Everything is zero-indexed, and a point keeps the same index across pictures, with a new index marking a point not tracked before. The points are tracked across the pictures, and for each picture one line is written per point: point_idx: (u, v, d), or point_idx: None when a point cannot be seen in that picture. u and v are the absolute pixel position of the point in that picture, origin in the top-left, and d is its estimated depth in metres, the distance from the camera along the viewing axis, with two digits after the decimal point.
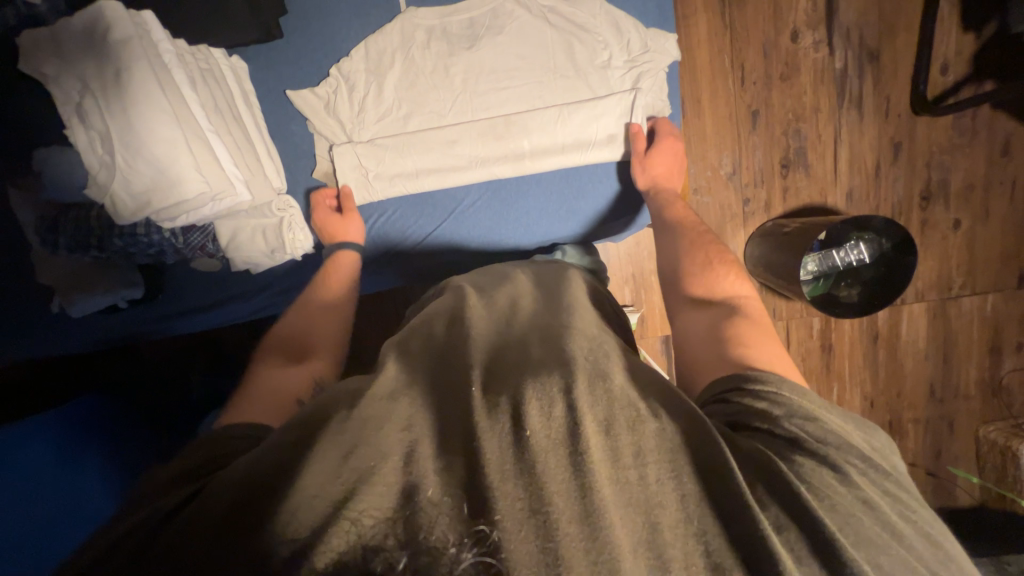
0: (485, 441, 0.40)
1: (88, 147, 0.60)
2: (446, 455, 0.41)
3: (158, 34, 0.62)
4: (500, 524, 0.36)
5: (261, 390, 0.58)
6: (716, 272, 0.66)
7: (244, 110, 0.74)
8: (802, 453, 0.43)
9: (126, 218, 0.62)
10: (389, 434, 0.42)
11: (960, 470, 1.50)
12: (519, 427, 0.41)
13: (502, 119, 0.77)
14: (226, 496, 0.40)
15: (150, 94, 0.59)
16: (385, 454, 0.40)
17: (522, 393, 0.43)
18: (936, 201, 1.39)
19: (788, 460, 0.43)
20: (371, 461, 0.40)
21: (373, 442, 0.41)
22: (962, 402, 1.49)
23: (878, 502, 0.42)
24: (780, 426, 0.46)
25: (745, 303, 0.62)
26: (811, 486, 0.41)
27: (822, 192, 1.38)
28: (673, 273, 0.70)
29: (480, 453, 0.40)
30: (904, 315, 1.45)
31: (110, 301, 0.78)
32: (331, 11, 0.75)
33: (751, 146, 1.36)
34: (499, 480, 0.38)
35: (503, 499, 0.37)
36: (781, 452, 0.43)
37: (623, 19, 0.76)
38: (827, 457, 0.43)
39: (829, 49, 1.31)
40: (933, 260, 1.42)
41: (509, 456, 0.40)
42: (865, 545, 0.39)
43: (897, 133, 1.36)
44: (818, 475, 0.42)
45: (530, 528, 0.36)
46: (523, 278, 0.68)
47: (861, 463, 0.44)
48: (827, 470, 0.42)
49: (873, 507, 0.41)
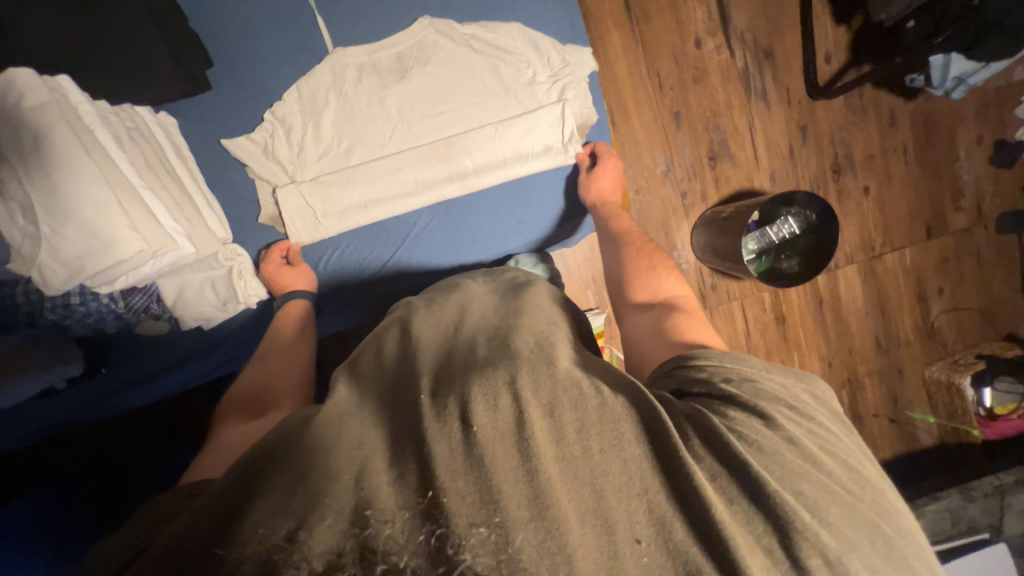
0: (436, 443, 0.40)
1: (7, 220, 0.57)
2: (399, 464, 0.40)
3: (79, 98, 0.59)
4: (455, 522, 0.36)
5: (225, 449, 0.54)
6: (654, 274, 0.71)
7: (177, 162, 0.73)
8: (736, 408, 0.46)
9: (57, 287, 0.59)
10: (338, 455, 0.40)
11: (917, 412, 1.62)
12: (468, 423, 0.40)
13: (442, 142, 0.80)
14: (154, 558, 0.36)
15: (74, 158, 0.57)
16: (335, 474, 0.39)
17: (467, 391, 0.43)
18: (845, 172, 1.54)
19: (721, 414, 0.45)
20: (319, 484, 0.38)
21: (321, 467, 0.39)
22: (906, 350, 1.62)
23: (804, 441, 0.44)
24: (717, 387, 0.48)
25: (680, 298, 0.67)
26: (741, 434, 0.43)
27: (748, 177, 1.51)
28: (617, 279, 0.74)
29: (432, 457, 0.39)
30: (840, 278, 1.58)
31: (45, 383, 0.72)
32: (258, 58, 0.76)
33: (679, 144, 1.47)
34: (449, 478, 0.38)
35: (456, 497, 0.37)
36: (715, 407, 0.46)
37: (541, 39, 0.82)
38: (757, 408, 0.45)
39: (729, 50, 1.45)
40: (854, 225, 1.57)
41: (459, 454, 0.39)
42: (791, 481, 0.41)
43: (800, 118, 1.51)
44: (748, 424, 0.44)
45: (483, 522, 0.36)
46: (472, 286, 0.68)
47: (788, 410, 0.46)
48: (756, 419, 0.45)
49: (799, 445, 0.43)
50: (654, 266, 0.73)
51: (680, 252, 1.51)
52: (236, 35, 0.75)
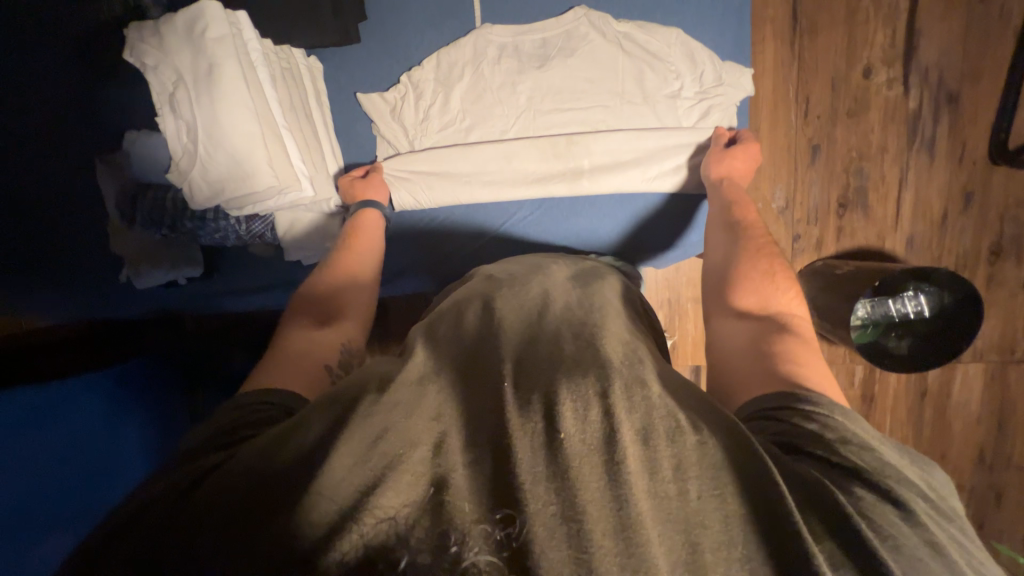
0: (518, 439, 0.40)
1: (174, 134, 0.65)
2: (476, 447, 0.40)
3: (250, 36, 0.65)
4: (534, 530, 0.36)
5: (291, 355, 0.58)
6: (772, 285, 0.63)
7: (316, 107, 0.78)
8: (863, 486, 0.41)
9: (199, 204, 0.67)
10: (415, 420, 0.42)
11: (1005, 547, 1.40)
12: (554, 429, 0.40)
13: (564, 140, 0.77)
14: (253, 484, 0.40)
15: (236, 89, 0.63)
16: (413, 441, 0.41)
17: (556, 394, 0.43)
18: (1006, 257, 1.30)
19: (849, 492, 0.40)
20: (399, 447, 0.40)
21: (403, 428, 0.41)
22: (1014, 475, 1.39)
23: (948, 549, 0.38)
24: (835, 453, 0.43)
25: (795, 321, 0.60)
26: (872, 522, 0.38)
27: (880, 235, 1.32)
28: (719, 279, 0.68)
29: (512, 453, 0.39)
30: (958, 374, 1.36)
31: (172, 277, 0.82)
32: (407, 18, 0.77)
33: (808, 181, 1.31)
34: (530, 481, 0.38)
35: (535, 504, 0.37)
36: (840, 481, 0.41)
37: (698, 51, 0.75)
38: (890, 492, 0.40)
39: (904, 87, 1.25)
40: (996, 319, 1.33)
41: (542, 460, 0.39)
42: None
43: (969, 182, 1.28)
44: (880, 510, 0.39)
45: (565, 540, 0.35)
46: (557, 269, 0.67)
47: (925, 501, 0.41)
48: (888, 505, 0.40)
49: (943, 553, 0.38)
50: (775, 272, 0.65)
51: None
52: None
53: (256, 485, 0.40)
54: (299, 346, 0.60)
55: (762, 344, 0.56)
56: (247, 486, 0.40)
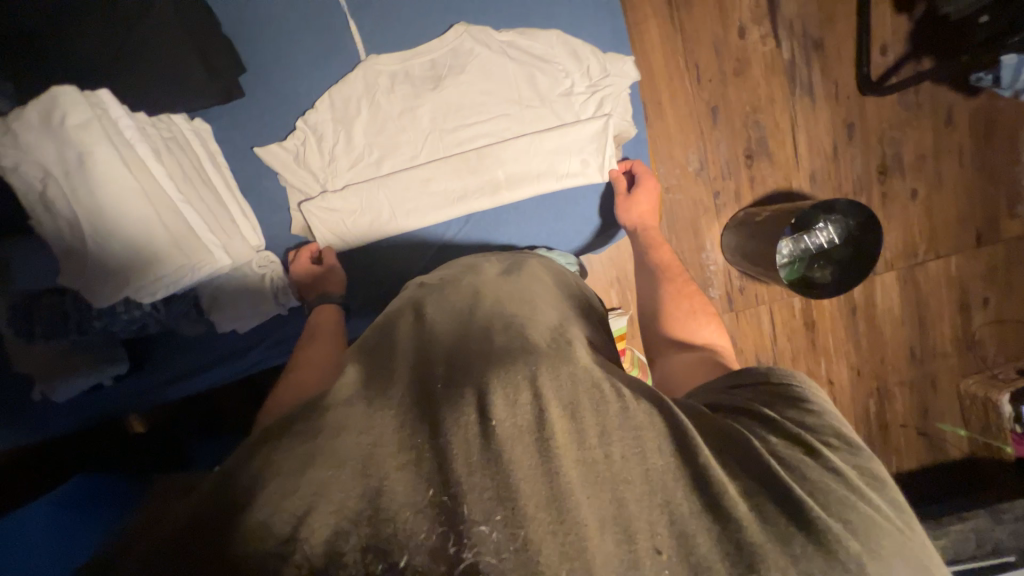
0: (452, 435, 0.40)
1: (55, 233, 0.60)
2: (412, 450, 0.40)
3: (117, 112, 0.61)
4: (469, 518, 0.36)
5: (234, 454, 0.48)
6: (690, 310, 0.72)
7: (212, 171, 0.74)
8: (773, 431, 0.45)
9: (104, 300, 0.62)
10: (343, 440, 0.40)
11: (948, 425, 1.58)
12: (485, 418, 0.41)
13: (475, 154, 0.78)
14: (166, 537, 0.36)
15: (116, 174, 0.59)
16: (342, 459, 0.39)
17: (486, 385, 0.43)
18: (893, 173, 1.46)
19: (761, 436, 0.44)
20: (329, 467, 0.38)
21: (332, 449, 0.40)
22: (941, 361, 1.56)
23: (848, 471, 0.42)
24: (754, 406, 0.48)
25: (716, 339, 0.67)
26: (781, 457, 0.43)
27: (787, 177, 1.44)
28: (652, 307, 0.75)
29: (447, 448, 0.39)
30: (878, 285, 1.51)
31: (94, 381, 0.76)
32: (289, 64, 0.75)
33: (715, 141, 1.40)
34: (466, 472, 0.38)
35: (471, 493, 0.37)
36: (753, 428, 0.45)
37: (580, 47, 0.79)
38: (794, 430, 0.45)
39: (776, 41, 1.36)
40: (897, 230, 1.49)
41: (475, 449, 0.39)
42: (836, 508, 0.40)
43: (848, 114, 1.42)
44: (789, 448, 0.43)
45: (500, 520, 0.36)
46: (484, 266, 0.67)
47: (830, 433, 0.45)
48: (795, 443, 0.44)
49: (841, 472, 0.42)
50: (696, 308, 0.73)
51: (709, 254, 1.46)
52: (269, 38, 0.74)
53: (168, 541, 0.35)
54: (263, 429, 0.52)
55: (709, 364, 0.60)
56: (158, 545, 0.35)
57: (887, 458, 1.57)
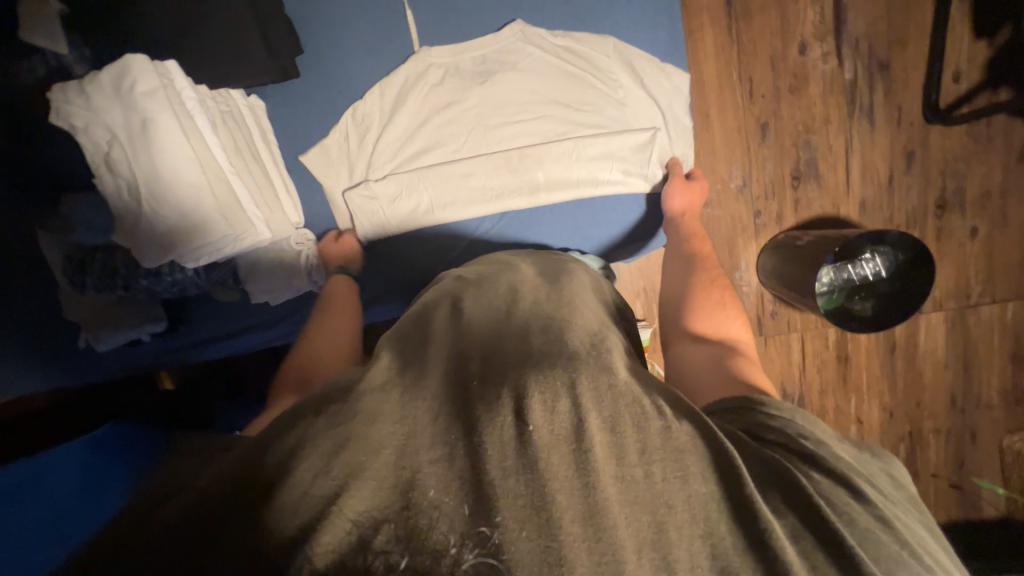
0: (489, 435, 0.40)
1: (113, 192, 0.63)
2: (449, 446, 0.40)
3: (182, 83, 0.64)
4: (502, 524, 0.35)
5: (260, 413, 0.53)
6: (723, 316, 0.69)
7: (263, 147, 0.77)
8: (818, 470, 0.43)
9: (150, 261, 0.65)
10: (381, 426, 0.41)
11: (985, 481, 1.48)
12: (522, 421, 0.40)
13: (516, 153, 0.78)
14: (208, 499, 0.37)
15: (177, 142, 0.62)
16: (379, 446, 0.39)
17: (524, 386, 0.43)
18: (952, 209, 1.37)
19: (807, 475, 0.42)
20: (366, 453, 0.39)
21: (371, 434, 0.40)
22: (985, 412, 1.47)
23: (895, 522, 0.41)
24: (796, 441, 0.45)
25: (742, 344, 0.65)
26: (831, 502, 0.41)
27: (835, 202, 1.37)
28: (675, 311, 0.73)
29: (483, 448, 0.39)
30: (922, 325, 1.43)
31: (133, 336, 0.79)
32: (345, 48, 0.77)
33: (761, 158, 1.36)
34: (501, 476, 0.37)
35: (506, 497, 0.37)
36: (800, 465, 0.43)
37: (634, 53, 0.78)
38: (843, 475, 0.43)
39: (838, 59, 1.30)
40: (950, 268, 1.40)
41: (511, 451, 0.39)
42: (887, 565, 0.38)
43: (910, 142, 1.34)
44: (836, 492, 0.42)
45: (533, 528, 0.35)
46: (524, 267, 0.67)
47: (875, 484, 0.44)
48: (842, 487, 0.42)
49: (891, 525, 0.40)
50: (727, 304, 0.71)
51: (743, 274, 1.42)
52: (329, 21, 0.76)
53: (214, 501, 0.37)
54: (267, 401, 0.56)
55: (724, 363, 0.59)
56: (203, 503, 0.37)
57: None
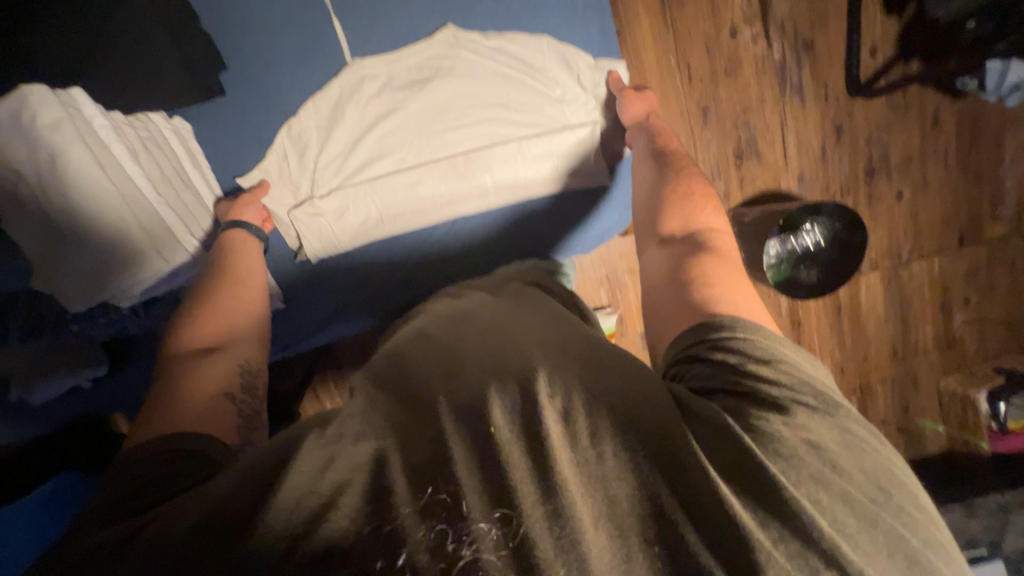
0: (453, 441, 0.43)
1: (25, 238, 0.57)
2: (415, 456, 0.43)
3: (92, 112, 0.59)
4: (469, 518, 0.39)
5: (177, 399, 0.57)
6: (691, 206, 0.68)
7: (192, 170, 0.73)
8: (762, 408, 0.45)
9: (78, 304, 0.61)
10: (351, 448, 0.44)
11: (927, 421, 1.62)
12: (483, 425, 0.43)
13: (461, 159, 0.79)
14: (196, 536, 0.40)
15: (94, 177, 0.59)
16: (352, 467, 0.43)
17: (484, 393, 0.46)
18: (879, 175, 1.47)
19: (743, 416, 0.44)
20: (340, 475, 0.42)
21: (349, 460, 0.43)
22: (923, 359, 1.60)
23: (826, 443, 0.43)
24: (730, 376, 0.48)
25: (716, 238, 0.64)
26: (759, 437, 0.43)
27: (775, 177, 1.44)
28: (648, 220, 0.72)
29: (449, 452, 0.42)
30: (862, 285, 1.54)
31: (73, 383, 0.74)
32: (270, 61, 0.73)
33: (705, 140, 1.40)
34: (465, 476, 0.41)
35: (470, 496, 0.40)
36: (738, 409, 0.45)
37: (571, 53, 0.79)
38: (776, 403, 0.45)
39: (766, 41, 1.36)
40: (882, 231, 1.51)
41: (474, 452, 0.42)
42: (809, 487, 0.41)
43: (838, 115, 1.42)
44: (771, 424, 0.43)
45: (496, 518, 0.39)
46: (475, 291, 0.71)
47: (813, 400, 0.46)
48: (773, 414, 0.44)
49: (820, 450, 0.42)
50: (696, 197, 0.69)
51: None
52: (250, 33, 0.72)
53: (198, 522, 0.41)
54: (187, 386, 0.58)
55: (681, 270, 0.61)
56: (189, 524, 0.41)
57: None
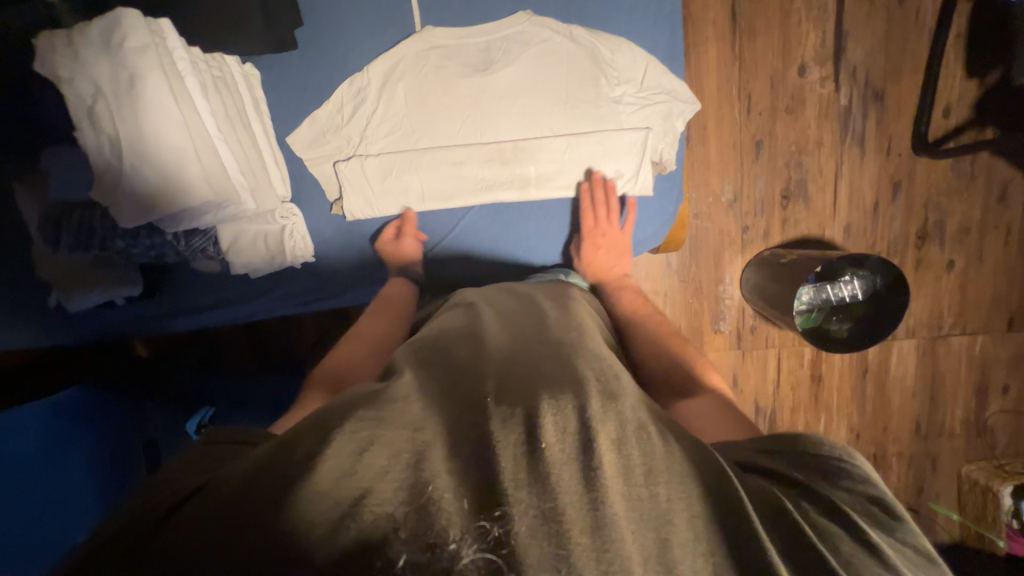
0: (500, 446, 0.41)
1: (94, 147, 0.61)
2: (458, 459, 0.41)
3: (173, 40, 0.63)
4: (514, 527, 0.36)
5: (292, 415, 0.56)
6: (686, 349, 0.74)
7: (253, 116, 0.76)
8: (810, 501, 0.44)
9: (126, 222, 0.63)
10: (396, 431, 0.42)
11: (941, 506, 1.53)
12: (535, 438, 0.41)
13: (511, 145, 0.80)
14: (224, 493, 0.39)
15: (162, 99, 0.60)
16: (397, 452, 0.40)
17: (537, 407, 0.44)
18: (931, 241, 1.41)
19: (797, 505, 0.43)
20: (384, 459, 0.40)
21: (388, 441, 0.41)
22: (946, 441, 1.51)
23: (884, 551, 0.41)
24: (791, 470, 0.46)
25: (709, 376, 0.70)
26: (814, 530, 0.42)
27: (820, 225, 1.40)
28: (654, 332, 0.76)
29: (495, 458, 0.40)
30: (894, 351, 1.47)
31: (107, 299, 0.77)
32: (343, 28, 0.77)
33: (753, 175, 1.38)
34: (513, 487, 0.38)
35: (519, 508, 0.37)
36: (788, 495, 0.44)
37: (637, 55, 0.80)
38: (832, 503, 0.43)
39: (834, 85, 1.33)
40: (925, 299, 1.44)
41: (522, 465, 0.40)
42: None
43: (897, 173, 1.37)
44: (822, 523, 0.42)
45: (546, 536, 0.36)
46: (534, 296, 0.73)
47: (861, 506, 0.44)
48: (829, 517, 0.43)
49: (879, 555, 0.40)
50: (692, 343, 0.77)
51: (726, 288, 1.43)
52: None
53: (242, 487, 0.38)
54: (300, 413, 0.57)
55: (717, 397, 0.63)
56: (231, 491, 0.38)
57: None
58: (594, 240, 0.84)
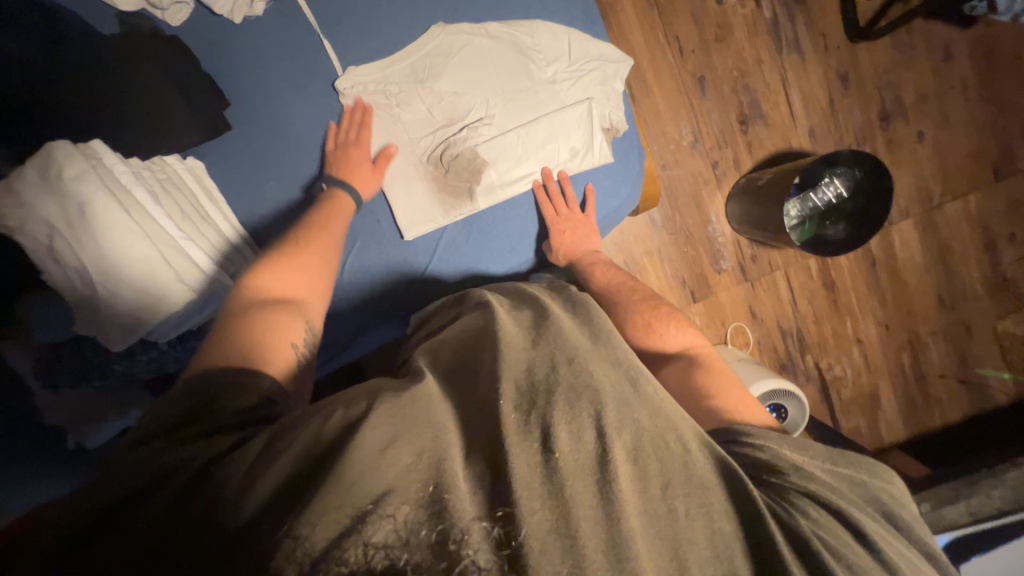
0: (515, 454, 0.40)
1: (63, 283, 0.60)
2: (474, 465, 0.40)
3: (110, 158, 0.63)
4: (526, 542, 0.36)
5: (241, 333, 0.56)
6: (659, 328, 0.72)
7: (207, 203, 0.73)
8: (812, 503, 0.46)
9: (118, 344, 0.63)
10: (422, 429, 0.41)
11: (989, 370, 1.51)
12: (549, 447, 0.40)
13: (464, 154, 0.80)
14: (232, 487, 0.38)
15: (120, 220, 0.61)
16: (420, 449, 0.40)
17: (550, 415, 0.42)
18: (895, 119, 1.41)
19: (803, 513, 0.45)
20: (407, 457, 0.39)
21: (410, 435, 0.40)
22: (973, 305, 1.51)
23: (884, 551, 0.44)
24: (791, 477, 0.48)
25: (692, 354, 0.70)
26: (827, 542, 0.43)
27: (785, 138, 1.40)
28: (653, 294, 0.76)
29: (509, 464, 0.39)
30: (895, 236, 1.46)
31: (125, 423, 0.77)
32: (266, 93, 0.77)
33: (706, 111, 1.38)
34: (526, 496, 0.38)
35: (530, 516, 0.37)
36: (793, 501, 0.46)
37: (559, 33, 0.84)
38: (834, 508, 0.46)
39: (754, 2, 1.35)
40: (907, 176, 1.44)
41: (537, 476, 0.39)
42: None
43: (841, 64, 1.38)
44: (828, 526, 0.44)
45: (559, 553, 0.36)
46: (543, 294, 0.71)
47: (860, 510, 0.47)
48: (836, 522, 0.45)
49: (876, 553, 0.43)
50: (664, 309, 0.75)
51: (715, 226, 1.43)
52: (245, 69, 0.76)
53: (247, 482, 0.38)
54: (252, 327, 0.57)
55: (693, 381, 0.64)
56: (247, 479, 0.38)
57: (930, 412, 1.50)
58: (559, 226, 0.84)
